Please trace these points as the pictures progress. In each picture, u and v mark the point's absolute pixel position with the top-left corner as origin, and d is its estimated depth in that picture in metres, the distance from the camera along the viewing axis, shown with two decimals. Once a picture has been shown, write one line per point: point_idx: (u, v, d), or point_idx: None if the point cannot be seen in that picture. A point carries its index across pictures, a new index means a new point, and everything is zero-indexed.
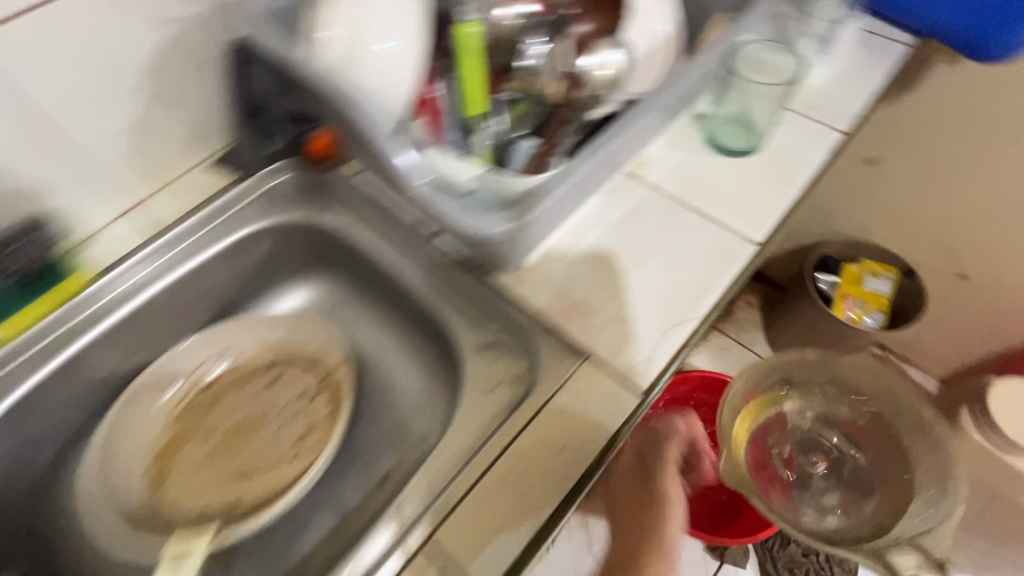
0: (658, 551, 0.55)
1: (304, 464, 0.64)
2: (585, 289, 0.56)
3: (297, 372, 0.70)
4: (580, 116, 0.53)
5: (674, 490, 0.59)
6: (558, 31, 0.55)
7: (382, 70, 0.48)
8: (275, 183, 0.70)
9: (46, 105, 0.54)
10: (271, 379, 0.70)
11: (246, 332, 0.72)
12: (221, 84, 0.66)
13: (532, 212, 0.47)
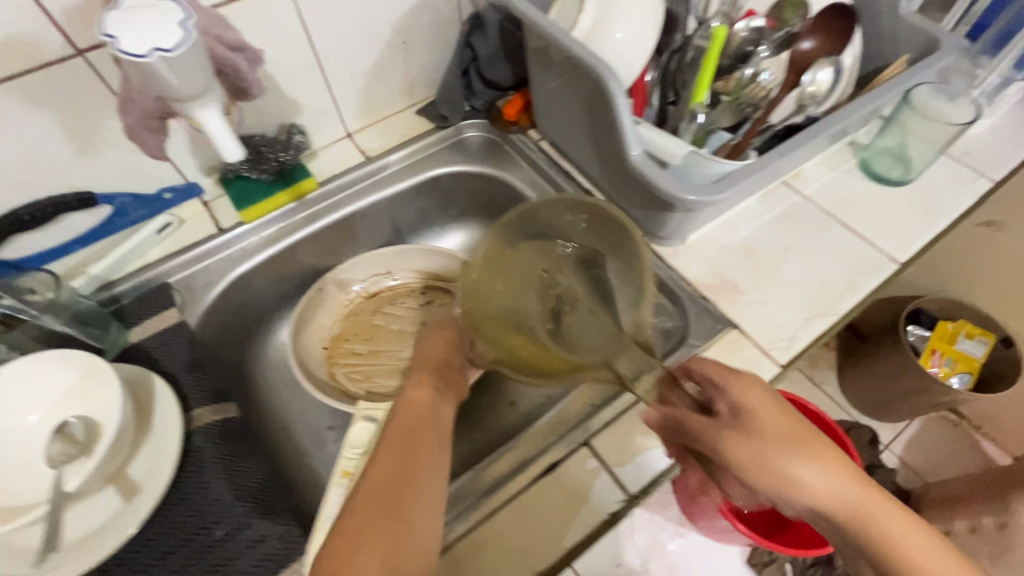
0: (424, 377, 0.49)
1: None
2: (736, 272, 0.64)
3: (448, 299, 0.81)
4: (782, 118, 0.57)
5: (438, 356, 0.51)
6: (781, 40, 0.58)
7: (618, 53, 0.58)
8: (464, 137, 0.81)
9: (328, 38, 0.67)
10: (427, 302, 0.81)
11: (406, 258, 0.81)
12: (443, 47, 0.79)
13: (722, 191, 0.53)
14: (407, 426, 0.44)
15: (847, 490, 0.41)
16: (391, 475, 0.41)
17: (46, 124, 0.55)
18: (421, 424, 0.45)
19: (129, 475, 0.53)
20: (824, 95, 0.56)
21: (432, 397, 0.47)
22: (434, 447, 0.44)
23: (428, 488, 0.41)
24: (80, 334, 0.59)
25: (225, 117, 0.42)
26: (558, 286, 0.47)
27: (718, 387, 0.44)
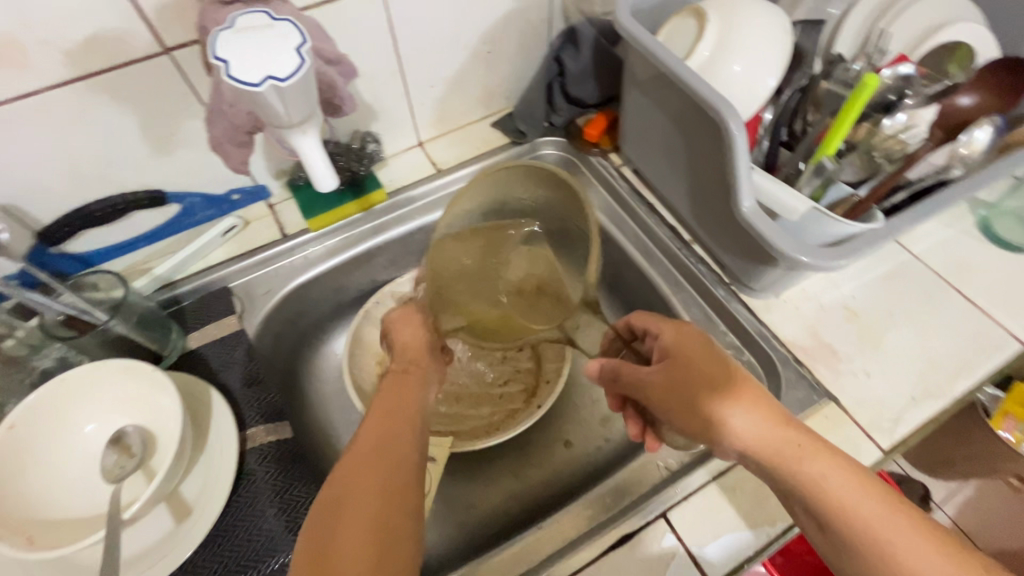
0: (408, 391, 0.50)
1: (502, 406, 0.70)
2: (835, 337, 0.58)
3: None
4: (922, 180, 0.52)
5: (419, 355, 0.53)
6: (923, 92, 0.53)
7: (737, 89, 0.52)
8: (542, 153, 0.76)
9: (414, 44, 0.64)
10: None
11: None
12: (528, 58, 0.74)
13: (840, 258, 0.48)
14: (377, 431, 0.45)
15: (781, 437, 0.40)
16: (364, 489, 0.40)
17: (126, 121, 0.53)
18: (383, 426, 0.45)
19: (182, 494, 0.51)
20: (975, 158, 0.52)
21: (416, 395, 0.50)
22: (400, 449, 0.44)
23: (395, 498, 0.40)
24: (140, 338, 0.57)
25: (323, 141, 0.40)
26: (494, 257, 0.55)
27: (655, 334, 0.49)
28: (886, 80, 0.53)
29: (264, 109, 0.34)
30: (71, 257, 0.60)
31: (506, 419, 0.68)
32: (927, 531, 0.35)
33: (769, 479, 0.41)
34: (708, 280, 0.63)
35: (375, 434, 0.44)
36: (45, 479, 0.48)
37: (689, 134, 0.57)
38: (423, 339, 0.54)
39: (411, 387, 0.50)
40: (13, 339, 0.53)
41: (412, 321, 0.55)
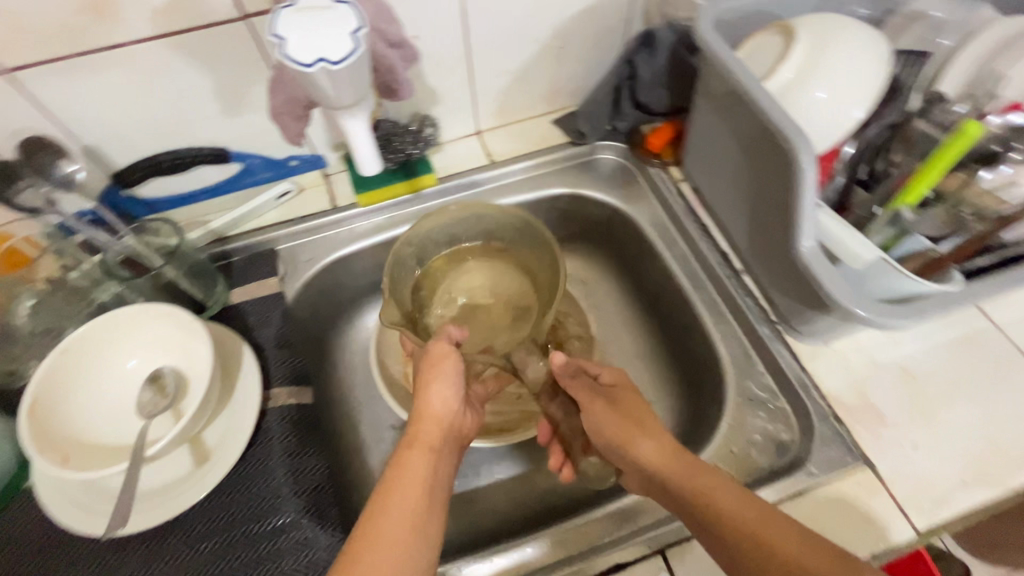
0: (434, 423, 0.47)
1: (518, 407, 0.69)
2: (884, 399, 0.54)
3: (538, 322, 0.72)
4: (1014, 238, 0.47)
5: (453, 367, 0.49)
6: None
7: (816, 118, 0.48)
8: (600, 157, 0.74)
9: (484, 33, 0.63)
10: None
11: None
12: (600, 58, 0.71)
13: (902, 318, 0.44)
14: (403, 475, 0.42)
15: (676, 465, 0.45)
16: (410, 492, 0.41)
17: (201, 80, 0.55)
18: (407, 470, 0.43)
19: (205, 439, 0.54)
20: None
21: (443, 439, 0.47)
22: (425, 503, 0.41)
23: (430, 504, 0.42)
24: (188, 286, 0.60)
25: (371, 126, 0.40)
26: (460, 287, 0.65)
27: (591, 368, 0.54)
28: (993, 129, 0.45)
29: (314, 89, 0.35)
30: (139, 201, 0.64)
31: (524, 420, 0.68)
32: (813, 555, 0.36)
33: (671, 502, 0.45)
34: (753, 316, 0.60)
35: (399, 479, 0.42)
36: (87, 405, 0.52)
37: (756, 159, 0.53)
38: (449, 397, 0.48)
39: (426, 417, 0.47)
40: (78, 272, 0.57)
41: (439, 362, 0.49)
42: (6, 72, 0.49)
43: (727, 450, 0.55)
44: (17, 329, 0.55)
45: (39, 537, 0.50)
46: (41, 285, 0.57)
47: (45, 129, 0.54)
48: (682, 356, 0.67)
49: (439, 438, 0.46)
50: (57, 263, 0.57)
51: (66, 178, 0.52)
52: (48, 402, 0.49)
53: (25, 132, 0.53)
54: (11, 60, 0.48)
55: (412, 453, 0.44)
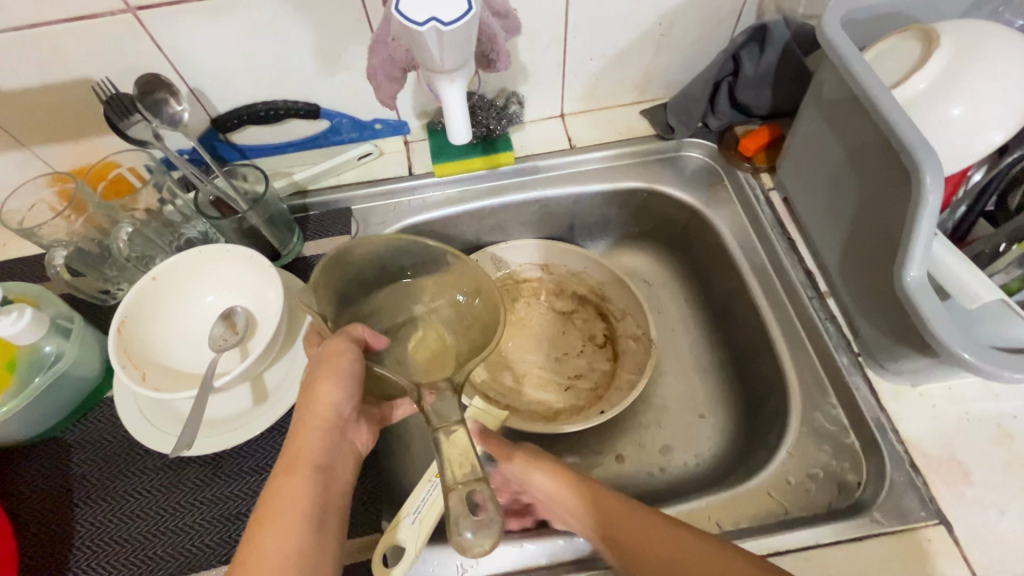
0: (310, 435, 0.44)
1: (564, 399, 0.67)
2: (972, 454, 0.49)
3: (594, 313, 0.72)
4: None
5: (329, 391, 0.44)
6: None
7: (946, 137, 0.44)
8: (686, 155, 0.71)
9: (586, 12, 0.60)
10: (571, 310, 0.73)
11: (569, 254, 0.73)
12: (701, 50, 0.68)
13: (1017, 371, 0.39)
14: (273, 505, 0.40)
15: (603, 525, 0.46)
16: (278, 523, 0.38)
17: (305, 35, 0.57)
18: (283, 497, 0.40)
19: (265, 380, 0.56)
20: None
21: (321, 453, 0.43)
22: (305, 530, 0.39)
23: (294, 536, 0.38)
24: (269, 235, 0.62)
25: (467, 96, 0.38)
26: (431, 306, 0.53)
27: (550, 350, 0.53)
28: None
29: (421, 49, 0.34)
30: (233, 146, 0.67)
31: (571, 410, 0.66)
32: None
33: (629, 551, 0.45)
34: (832, 343, 0.55)
35: (273, 508, 0.39)
36: (168, 331, 0.56)
37: (866, 176, 0.49)
38: (332, 402, 0.45)
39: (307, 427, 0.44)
40: (172, 206, 0.61)
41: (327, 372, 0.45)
42: (133, 10, 0.51)
43: (783, 480, 0.51)
44: (114, 251, 0.58)
45: (115, 444, 0.54)
46: (139, 215, 0.60)
47: (159, 67, 0.57)
48: (745, 373, 0.63)
49: (313, 456, 0.43)
50: (154, 196, 0.60)
51: (172, 117, 0.54)
52: (134, 322, 0.53)
53: (142, 68, 0.57)
54: None
55: (289, 481, 0.41)
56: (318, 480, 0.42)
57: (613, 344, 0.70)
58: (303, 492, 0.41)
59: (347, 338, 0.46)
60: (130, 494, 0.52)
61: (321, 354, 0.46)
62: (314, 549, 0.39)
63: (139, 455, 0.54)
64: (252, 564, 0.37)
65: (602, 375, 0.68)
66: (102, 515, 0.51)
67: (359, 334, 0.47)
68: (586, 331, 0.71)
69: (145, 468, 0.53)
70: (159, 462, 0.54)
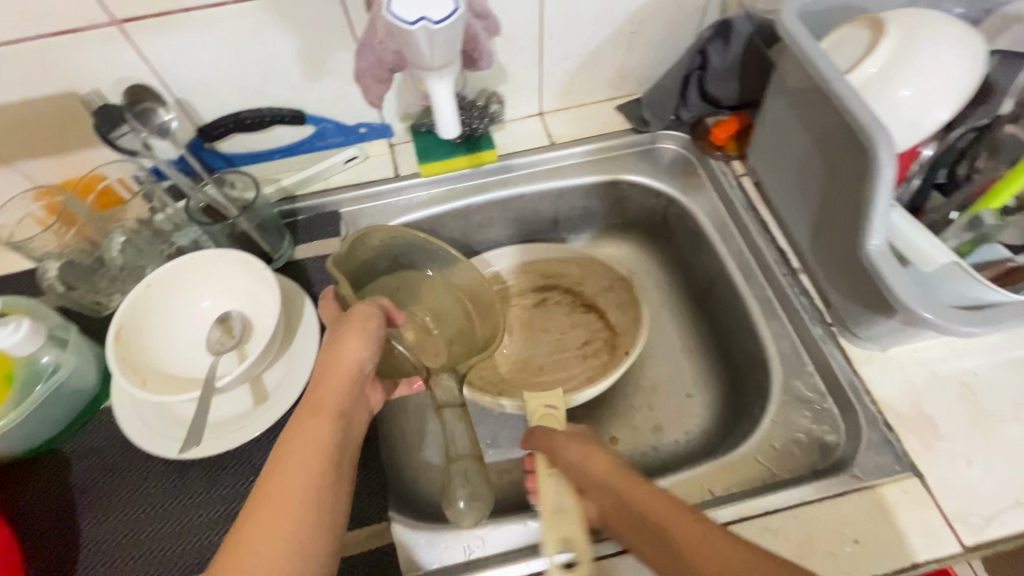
0: (334, 386, 0.45)
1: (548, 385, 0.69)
2: (939, 410, 0.52)
3: (563, 294, 0.75)
4: None
5: (355, 345, 0.47)
6: None
7: (898, 116, 0.47)
8: (661, 146, 0.74)
9: (559, 13, 0.63)
10: (538, 299, 0.75)
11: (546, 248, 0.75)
12: (670, 46, 0.71)
13: (976, 326, 0.43)
14: (295, 446, 0.41)
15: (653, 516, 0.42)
16: (300, 471, 0.40)
17: (289, 42, 0.58)
18: (304, 440, 0.41)
19: (264, 381, 0.57)
20: None
21: (342, 404, 0.45)
22: (324, 478, 0.40)
23: (317, 483, 0.40)
24: (260, 240, 0.63)
25: (455, 92, 0.41)
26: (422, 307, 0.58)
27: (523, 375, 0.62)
28: None
29: (412, 48, 0.36)
30: (219, 155, 0.67)
31: (594, 376, 0.69)
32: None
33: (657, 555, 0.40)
34: (806, 316, 0.59)
35: (294, 448, 0.41)
36: (165, 337, 0.56)
37: (830, 156, 0.52)
38: (357, 356, 0.46)
39: (329, 377, 0.46)
40: (163, 215, 0.62)
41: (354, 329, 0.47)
42: (119, 23, 0.52)
43: (769, 445, 0.54)
44: (108, 261, 0.60)
45: (117, 452, 0.55)
46: (129, 225, 0.61)
47: (145, 79, 0.58)
48: (728, 350, 0.66)
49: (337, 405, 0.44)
50: (144, 206, 0.61)
51: (161, 126, 0.55)
52: (131, 330, 0.53)
53: (128, 80, 0.57)
54: (124, 11, 0.52)
55: (310, 427, 0.43)
56: (337, 430, 0.44)
57: (590, 305, 0.74)
58: (324, 439, 0.42)
59: (376, 305, 0.50)
60: (134, 500, 0.52)
61: (346, 315, 0.48)
62: (330, 494, 0.40)
63: (142, 462, 0.54)
64: (269, 508, 0.38)
65: (597, 335, 0.72)
66: (109, 523, 0.51)
67: (386, 306, 0.51)
68: (559, 311, 0.74)
69: (149, 474, 0.54)
70: (163, 468, 0.54)
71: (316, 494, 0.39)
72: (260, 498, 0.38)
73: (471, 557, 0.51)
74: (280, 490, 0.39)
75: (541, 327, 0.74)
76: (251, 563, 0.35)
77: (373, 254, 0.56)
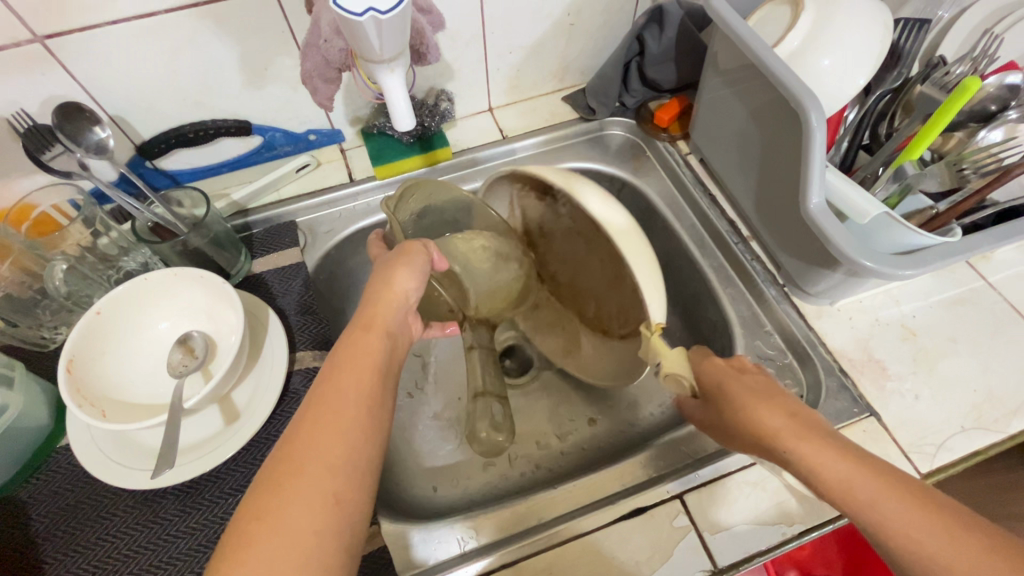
0: (385, 307, 0.46)
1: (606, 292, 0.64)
2: (885, 352, 0.56)
3: (542, 210, 0.66)
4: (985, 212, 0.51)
5: (404, 278, 0.48)
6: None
7: (823, 83, 0.51)
8: (610, 133, 0.76)
9: (500, 8, 0.65)
10: (541, 236, 0.69)
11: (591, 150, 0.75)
12: (609, 36, 0.74)
13: (911, 269, 0.46)
14: (350, 357, 0.41)
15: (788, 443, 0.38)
16: (353, 372, 0.40)
17: (228, 50, 0.57)
18: (360, 350, 0.42)
19: (234, 399, 0.56)
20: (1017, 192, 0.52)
21: (392, 322, 0.46)
22: (375, 386, 0.40)
23: (367, 389, 0.40)
24: (215, 255, 0.61)
25: (408, 84, 0.41)
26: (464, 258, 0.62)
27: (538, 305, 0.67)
28: (994, 89, 0.49)
29: (360, 40, 0.36)
30: (161, 172, 0.65)
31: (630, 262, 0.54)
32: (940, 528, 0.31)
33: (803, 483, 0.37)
34: (760, 279, 0.62)
35: (348, 358, 0.41)
36: (122, 363, 0.53)
37: (766, 124, 0.55)
38: (406, 286, 0.48)
39: (380, 299, 0.46)
40: (107, 238, 0.58)
41: (407, 261, 0.49)
42: (41, 40, 0.50)
43: None
44: (50, 291, 0.56)
45: (79, 492, 0.51)
46: (71, 252, 0.57)
47: (75, 97, 0.55)
48: (691, 321, 0.69)
49: (388, 322, 0.45)
50: (86, 231, 0.56)
51: (98, 144, 0.52)
52: (84, 359, 0.50)
53: (56, 100, 0.54)
54: (47, 27, 0.49)
55: (365, 337, 0.43)
56: (388, 344, 0.44)
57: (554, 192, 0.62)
58: (378, 350, 0.43)
59: (421, 244, 0.52)
60: (103, 539, 0.50)
61: (395, 254, 0.50)
62: (382, 402, 0.40)
63: (106, 498, 0.51)
64: (324, 402, 0.38)
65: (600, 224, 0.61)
66: (78, 566, 0.48)
67: (431, 252, 0.53)
68: (557, 227, 0.67)
69: (116, 510, 0.51)
70: (131, 500, 0.51)
71: (370, 398, 0.39)
72: (319, 399, 0.38)
73: (466, 549, 0.51)
74: (338, 390, 0.39)
75: (566, 252, 0.68)
76: (310, 451, 0.35)
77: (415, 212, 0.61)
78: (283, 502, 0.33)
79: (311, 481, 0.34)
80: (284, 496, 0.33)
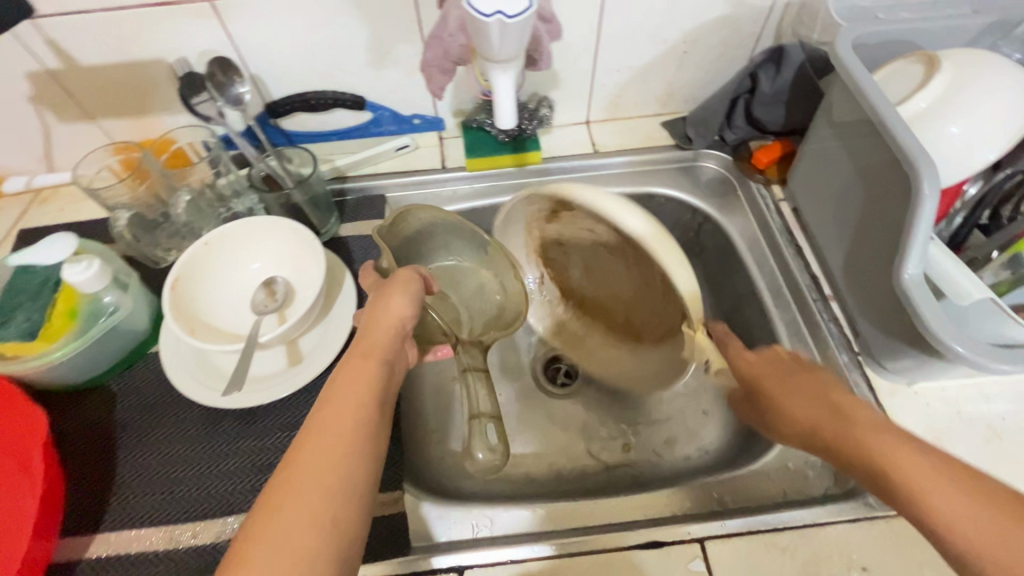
0: (383, 333, 0.49)
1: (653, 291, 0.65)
2: (961, 449, 0.52)
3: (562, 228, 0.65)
4: None
5: (399, 302, 0.51)
6: None
7: (946, 151, 0.48)
8: (703, 165, 0.75)
9: (617, 27, 0.66)
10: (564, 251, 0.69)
11: (673, 180, 0.75)
12: (721, 69, 0.73)
13: (1007, 363, 0.43)
14: (350, 381, 0.44)
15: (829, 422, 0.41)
16: (351, 396, 0.43)
17: (362, 31, 0.63)
18: (354, 376, 0.44)
19: (300, 344, 0.60)
20: None
21: (389, 350, 0.48)
22: (373, 405, 0.43)
23: (364, 411, 0.42)
24: (311, 214, 0.67)
25: (515, 86, 0.45)
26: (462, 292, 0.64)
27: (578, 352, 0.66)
28: None
29: (482, 37, 0.40)
30: (281, 131, 0.72)
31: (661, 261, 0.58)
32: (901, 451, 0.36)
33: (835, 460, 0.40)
34: (834, 342, 0.59)
35: (346, 385, 0.43)
36: (212, 292, 0.60)
37: (872, 185, 0.53)
38: (400, 312, 0.50)
39: (378, 325, 0.49)
40: (225, 179, 0.66)
41: (398, 288, 0.52)
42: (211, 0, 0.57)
43: (784, 465, 0.55)
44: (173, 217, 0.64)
45: (157, 395, 0.58)
46: (195, 185, 0.65)
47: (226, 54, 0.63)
48: None
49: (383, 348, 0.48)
50: (210, 169, 0.65)
51: (237, 97, 0.59)
52: (187, 280, 0.57)
53: (209, 53, 0.62)
54: None
55: (361, 364, 0.45)
56: (383, 367, 0.47)
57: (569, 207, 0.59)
58: (374, 374, 0.45)
59: (416, 271, 0.55)
60: (167, 441, 0.56)
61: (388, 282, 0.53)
62: (374, 428, 0.42)
63: (178, 406, 0.58)
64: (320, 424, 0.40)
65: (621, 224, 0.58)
66: (142, 458, 0.55)
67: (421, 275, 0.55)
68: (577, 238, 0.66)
69: (183, 419, 0.57)
70: (196, 414, 0.57)
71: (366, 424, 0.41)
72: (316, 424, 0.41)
73: (478, 536, 0.52)
74: (334, 413, 0.41)
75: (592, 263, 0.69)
76: (310, 471, 0.37)
77: (416, 228, 0.61)
78: (278, 520, 0.35)
79: (304, 501, 0.36)
80: (278, 516, 0.35)
